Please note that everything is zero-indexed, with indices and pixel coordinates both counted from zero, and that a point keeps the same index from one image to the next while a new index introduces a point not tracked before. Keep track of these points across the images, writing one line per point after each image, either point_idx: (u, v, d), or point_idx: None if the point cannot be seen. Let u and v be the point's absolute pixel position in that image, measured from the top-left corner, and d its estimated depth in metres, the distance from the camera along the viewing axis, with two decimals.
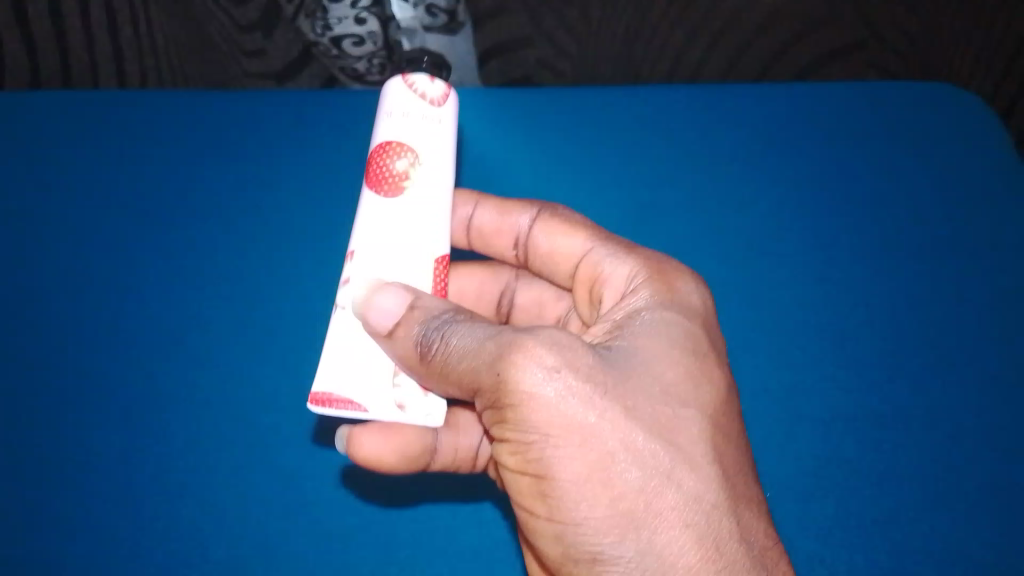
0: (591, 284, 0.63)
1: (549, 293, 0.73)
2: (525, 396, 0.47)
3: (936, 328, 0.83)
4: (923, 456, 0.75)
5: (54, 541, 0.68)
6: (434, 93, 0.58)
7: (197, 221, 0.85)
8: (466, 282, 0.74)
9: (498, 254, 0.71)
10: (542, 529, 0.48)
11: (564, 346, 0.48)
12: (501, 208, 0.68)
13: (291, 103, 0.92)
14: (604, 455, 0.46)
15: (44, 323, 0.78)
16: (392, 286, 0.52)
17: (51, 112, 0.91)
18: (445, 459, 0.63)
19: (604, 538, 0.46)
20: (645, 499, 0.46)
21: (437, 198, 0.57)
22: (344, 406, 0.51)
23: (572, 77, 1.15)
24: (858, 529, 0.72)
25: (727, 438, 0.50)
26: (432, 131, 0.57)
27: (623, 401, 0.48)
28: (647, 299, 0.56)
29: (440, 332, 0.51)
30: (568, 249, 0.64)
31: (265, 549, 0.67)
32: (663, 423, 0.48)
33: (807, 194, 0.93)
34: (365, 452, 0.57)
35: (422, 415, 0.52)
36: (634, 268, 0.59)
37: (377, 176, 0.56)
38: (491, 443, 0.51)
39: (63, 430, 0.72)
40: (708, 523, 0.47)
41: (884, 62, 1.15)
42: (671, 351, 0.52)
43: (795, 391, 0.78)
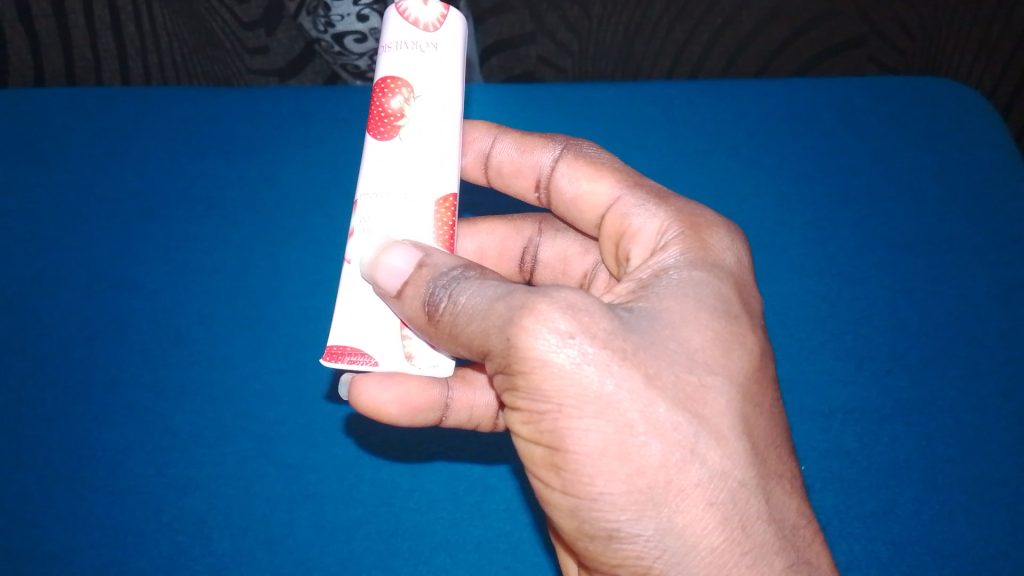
0: (617, 238, 0.62)
1: (574, 248, 0.73)
2: (537, 362, 0.45)
3: (937, 321, 0.84)
4: (924, 447, 0.76)
5: (58, 535, 0.68)
6: (427, 18, 0.56)
7: (201, 216, 0.85)
8: (486, 240, 0.73)
9: (522, 195, 0.70)
10: (557, 502, 0.48)
11: (580, 309, 0.46)
12: (522, 145, 0.68)
13: (294, 99, 0.93)
14: (621, 428, 0.45)
15: (50, 316, 0.79)
16: (400, 245, 0.52)
17: (56, 109, 0.92)
18: (459, 416, 0.63)
19: (621, 514, 0.46)
20: (665, 475, 0.45)
21: (437, 133, 0.55)
22: (355, 358, 0.53)
23: (573, 74, 1.16)
24: (862, 520, 0.71)
25: (759, 411, 0.49)
26: (428, 60, 0.56)
27: (644, 369, 0.46)
28: (678, 257, 0.54)
29: (448, 291, 0.50)
30: (594, 197, 0.64)
31: (268, 539, 0.67)
32: (689, 394, 0.46)
33: (808, 187, 0.93)
34: (368, 400, 0.57)
35: (429, 366, 0.54)
36: (665, 223, 0.57)
37: (376, 118, 0.56)
38: (505, 410, 0.50)
39: (70, 421, 0.73)
40: (733, 501, 0.46)
41: (884, 57, 1.16)
42: (699, 314, 0.50)
43: (794, 383, 0.78)
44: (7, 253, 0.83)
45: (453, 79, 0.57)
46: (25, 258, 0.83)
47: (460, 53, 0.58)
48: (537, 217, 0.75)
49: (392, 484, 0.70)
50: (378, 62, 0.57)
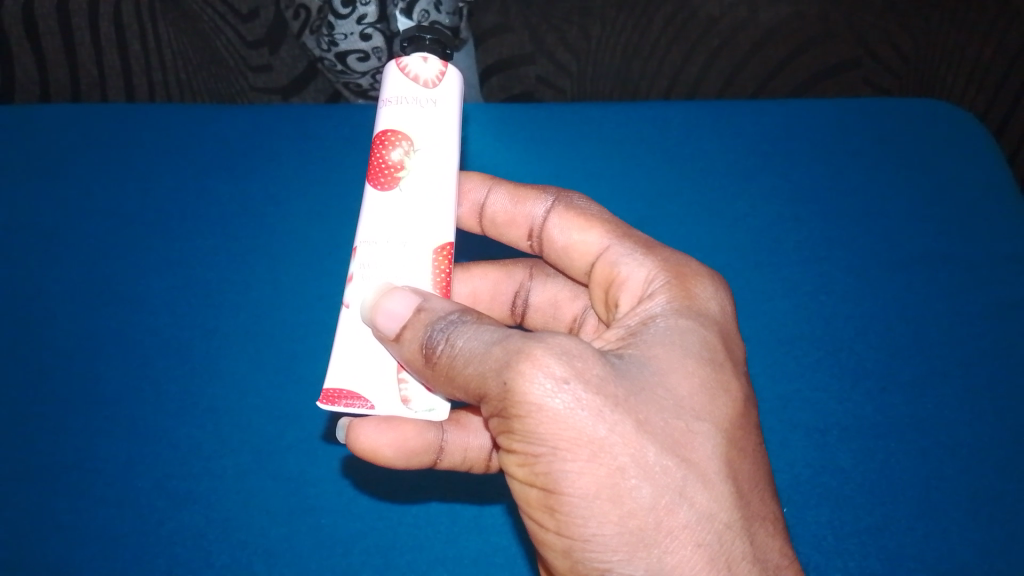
0: (607, 285, 0.63)
1: (564, 292, 0.74)
2: (533, 407, 0.46)
3: (930, 340, 0.85)
4: (919, 464, 0.76)
5: (58, 546, 0.68)
6: (427, 75, 0.58)
7: (204, 232, 0.86)
8: (479, 284, 0.74)
9: (513, 242, 0.71)
10: (550, 543, 0.49)
11: (574, 356, 0.48)
12: (515, 195, 0.68)
13: (297, 117, 0.94)
14: (613, 471, 0.46)
15: (51, 332, 0.80)
16: (401, 290, 0.53)
17: (62, 124, 0.93)
18: (453, 459, 0.63)
19: (613, 555, 0.46)
20: (655, 517, 0.46)
21: (434, 187, 0.56)
22: (350, 403, 0.53)
23: (572, 94, 1.16)
24: (856, 536, 0.72)
25: (743, 454, 0.50)
26: (427, 117, 0.57)
27: (634, 415, 0.47)
28: (665, 305, 0.56)
29: (447, 334, 0.51)
30: (585, 245, 0.65)
31: (268, 552, 0.67)
32: (677, 438, 0.48)
33: (803, 207, 0.95)
34: (365, 444, 0.58)
35: (425, 410, 0.54)
36: (652, 271, 0.59)
37: (377, 169, 0.57)
38: (499, 452, 0.51)
39: (70, 436, 0.73)
40: (718, 543, 0.47)
41: (877, 80, 1.17)
42: (685, 362, 0.51)
43: (789, 400, 0.79)
44: (11, 268, 0.84)
45: (450, 135, 0.58)
46: (28, 273, 0.84)
47: (457, 108, 0.59)
48: (528, 262, 0.76)
49: (390, 499, 0.70)
50: (377, 115, 0.58)
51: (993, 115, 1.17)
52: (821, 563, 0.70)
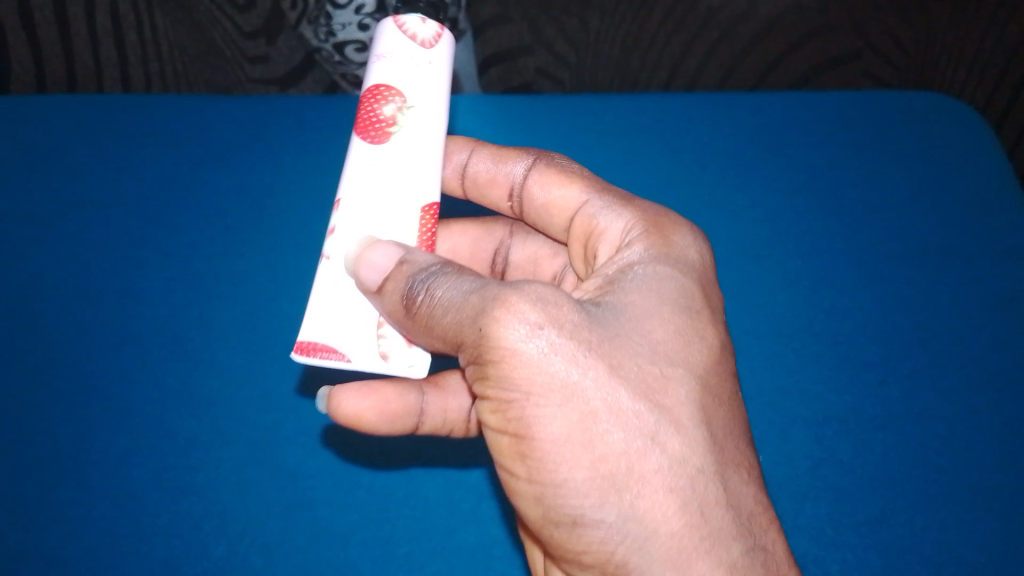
0: (586, 239, 0.63)
1: (544, 250, 0.73)
2: (507, 352, 0.46)
3: (930, 332, 0.84)
4: (918, 456, 0.76)
5: (55, 539, 0.68)
6: (424, 34, 0.58)
7: (200, 223, 0.86)
8: (459, 241, 0.75)
9: (494, 205, 0.70)
10: (522, 491, 0.48)
11: (550, 303, 0.48)
12: (497, 156, 0.67)
13: (295, 109, 0.93)
14: (586, 415, 0.46)
15: (47, 324, 0.79)
16: (381, 243, 0.52)
17: (57, 116, 0.93)
18: (434, 422, 0.63)
19: (585, 500, 0.46)
20: (627, 462, 0.46)
21: (425, 147, 0.56)
22: (327, 355, 0.52)
23: (570, 86, 1.17)
24: (856, 528, 0.72)
25: (717, 400, 0.50)
26: (421, 74, 0.57)
27: (608, 360, 0.47)
28: (643, 253, 0.55)
29: (426, 285, 0.51)
30: (564, 201, 0.65)
31: (265, 544, 0.67)
32: (651, 384, 0.48)
33: (803, 199, 0.94)
34: (345, 411, 0.58)
35: (405, 365, 0.53)
36: (631, 222, 0.59)
37: (366, 124, 0.57)
38: (474, 402, 0.51)
39: (66, 428, 0.73)
40: (691, 487, 0.46)
41: (875, 72, 1.17)
42: (661, 309, 0.51)
43: (788, 392, 0.79)
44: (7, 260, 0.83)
45: (441, 93, 0.58)
46: (24, 264, 0.83)
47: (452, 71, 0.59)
48: (509, 221, 0.76)
49: (388, 491, 0.70)
50: (368, 71, 0.58)
51: (998, 98, 1.16)
52: (821, 555, 0.70)
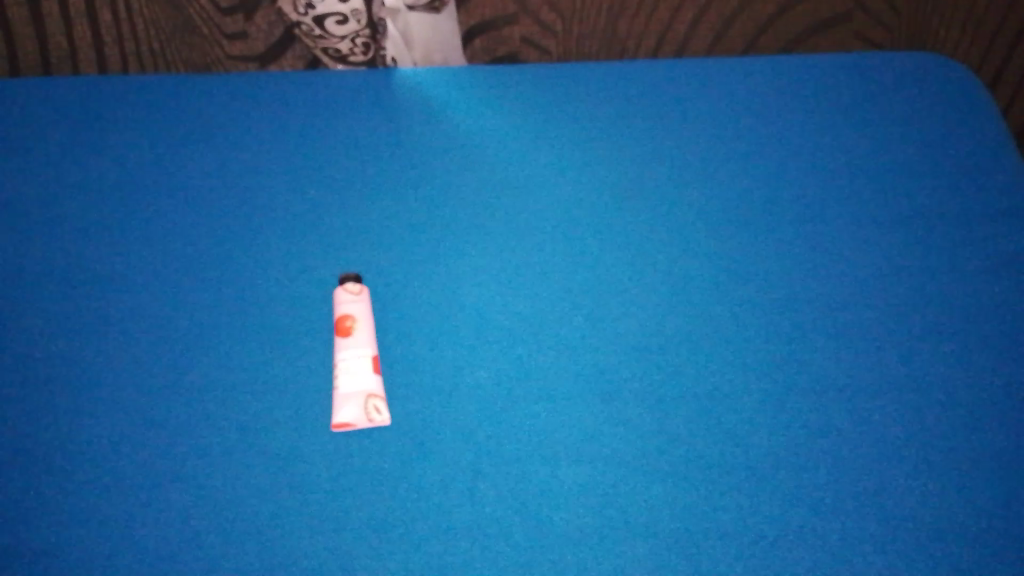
0: None
1: None
2: None
3: (924, 299, 0.84)
4: (919, 423, 0.75)
5: (30, 531, 0.63)
6: None
7: (184, 206, 0.84)
8: None
9: None
10: None
11: None
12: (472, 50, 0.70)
13: (279, 90, 0.94)
14: None
15: (23, 309, 0.76)
16: None
17: (37, 102, 0.91)
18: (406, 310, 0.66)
19: None
20: None
21: None
22: None
23: (557, 56, 1.15)
24: (863, 497, 0.70)
25: None
26: None
27: None
28: None
29: None
30: None
31: (259, 528, 0.64)
32: None
33: (795, 166, 0.93)
34: None
35: None
36: None
37: None
38: None
39: (45, 416, 0.69)
40: None
41: (869, 34, 1.14)
42: None
43: (785, 361, 0.78)
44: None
45: None
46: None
47: None
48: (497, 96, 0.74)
49: (383, 472, 0.67)
50: None
51: (990, 61, 1.17)
52: (829, 526, 0.68)
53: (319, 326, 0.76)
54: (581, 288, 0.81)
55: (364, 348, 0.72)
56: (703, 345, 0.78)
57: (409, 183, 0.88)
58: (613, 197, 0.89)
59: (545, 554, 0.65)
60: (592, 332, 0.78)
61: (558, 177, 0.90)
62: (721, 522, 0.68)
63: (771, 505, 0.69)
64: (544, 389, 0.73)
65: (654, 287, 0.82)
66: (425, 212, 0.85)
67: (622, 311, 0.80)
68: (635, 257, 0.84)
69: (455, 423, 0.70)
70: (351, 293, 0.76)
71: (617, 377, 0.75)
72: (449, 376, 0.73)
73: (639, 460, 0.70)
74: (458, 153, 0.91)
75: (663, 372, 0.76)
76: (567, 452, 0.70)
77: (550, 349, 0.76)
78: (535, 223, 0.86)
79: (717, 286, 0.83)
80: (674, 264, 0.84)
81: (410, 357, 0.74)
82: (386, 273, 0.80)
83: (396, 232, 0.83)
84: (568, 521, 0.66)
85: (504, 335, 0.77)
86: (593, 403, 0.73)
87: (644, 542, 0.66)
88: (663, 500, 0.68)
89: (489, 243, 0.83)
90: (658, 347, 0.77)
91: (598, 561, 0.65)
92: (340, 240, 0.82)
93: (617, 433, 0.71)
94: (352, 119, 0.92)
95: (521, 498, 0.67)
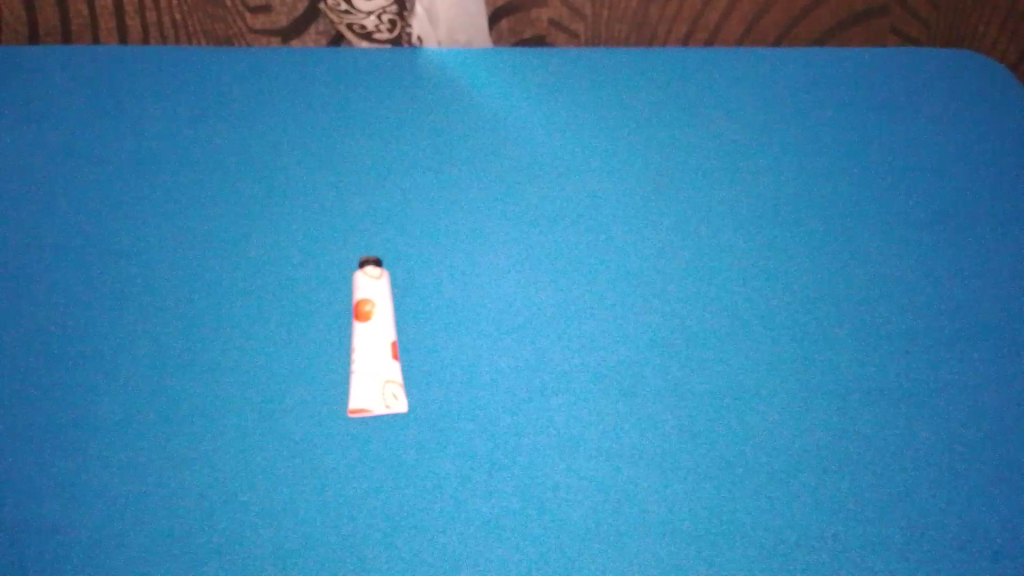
0: None
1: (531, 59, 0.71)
2: None
3: (973, 297, 0.78)
4: (973, 426, 0.68)
5: (30, 501, 0.60)
6: None
7: (203, 181, 0.83)
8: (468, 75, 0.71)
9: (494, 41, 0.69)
10: None
11: None
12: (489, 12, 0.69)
13: (304, 69, 0.94)
14: None
15: (33, 278, 0.73)
16: None
17: (60, 71, 0.90)
18: None
19: None
20: None
21: None
22: None
23: (585, 39, 1.12)
24: (913, 504, 0.63)
25: None
26: None
27: None
28: None
29: None
30: None
31: (267, 514, 0.61)
32: None
33: (829, 162, 0.90)
34: None
35: None
36: None
37: None
38: None
39: (50, 384, 0.66)
40: None
41: (905, 28, 1.11)
42: None
43: (827, 354, 0.73)
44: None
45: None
46: (9, 218, 0.78)
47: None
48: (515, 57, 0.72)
49: (398, 460, 0.64)
50: None
51: None
52: (876, 534, 0.62)
53: (337, 310, 0.74)
54: (606, 280, 0.78)
55: (384, 333, 0.71)
56: (733, 340, 0.73)
57: (431, 169, 0.86)
58: (639, 189, 0.86)
59: (562, 553, 0.60)
60: (615, 324, 0.74)
61: (583, 164, 0.88)
62: (753, 526, 0.62)
63: (811, 512, 0.63)
64: (564, 382, 0.70)
65: (682, 279, 0.78)
66: (446, 199, 0.83)
67: (647, 303, 0.76)
68: (661, 249, 0.81)
69: (473, 412, 0.67)
70: (371, 277, 0.74)
71: (641, 371, 0.71)
72: (467, 365, 0.70)
73: (663, 458, 0.65)
74: (481, 141, 0.89)
75: (688, 367, 0.71)
76: (586, 446, 0.66)
77: (572, 341, 0.73)
78: (558, 213, 0.83)
79: (749, 280, 0.79)
80: (705, 253, 0.80)
81: (429, 344, 0.72)
82: (406, 258, 0.78)
83: (416, 218, 0.81)
84: (585, 518, 0.62)
85: (524, 325, 0.73)
86: (616, 396, 0.69)
87: (667, 544, 0.60)
88: (688, 500, 0.63)
89: (512, 230, 0.81)
90: (685, 342, 0.73)
91: (617, 562, 0.59)
92: (359, 224, 0.80)
93: (640, 429, 0.67)
94: (375, 105, 0.91)
95: (537, 493, 0.63)
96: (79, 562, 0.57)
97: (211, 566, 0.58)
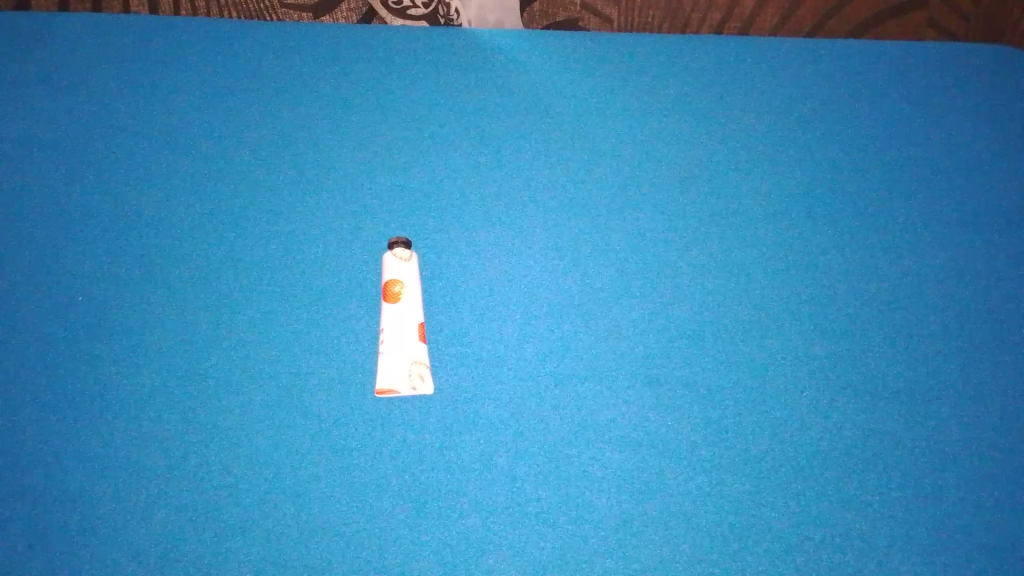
0: None
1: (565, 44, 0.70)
2: None
3: (1006, 298, 0.76)
4: (1006, 431, 0.67)
5: (60, 470, 0.60)
6: None
7: (233, 155, 0.82)
8: None
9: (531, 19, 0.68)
10: None
11: None
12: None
13: (336, 48, 0.94)
14: None
15: (65, 247, 0.73)
16: None
17: (96, 44, 0.91)
18: None
19: None
20: None
21: None
22: None
23: (618, 25, 1.03)
24: (935, 508, 0.62)
25: None
26: None
27: None
28: None
29: None
30: None
31: (292, 492, 0.60)
32: None
33: (861, 157, 0.88)
34: None
35: None
36: None
37: None
38: None
39: (80, 354, 0.67)
40: None
41: (943, 23, 1.06)
42: None
43: (858, 349, 0.71)
44: (13, 184, 0.78)
45: None
46: (39, 187, 0.78)
47: None
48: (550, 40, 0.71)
49: (424, 444, 0.63)
50: None
51: None
52: (898, 535, 0.61)
53: (365, 290, 0.73)
54: (633, 269, 0.76)
55: (412, 314, 0.69)
56: (762, 332, 0.72)
57: (460, 149, 0.85)
58: (670, 176, 0.85)
59: (583, 542, 0.59)
60: (644, 314, 0.73)
61: (614, 147, 0.87)
62: (777, 524, 0.61)
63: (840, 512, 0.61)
64: (591, 371, 0.68)
65: (712, 266, 0.77)
66: (474, 181, 0.82)
67: (675, 294, 0.74)
68: (691, 239, 0.79)
69: (500, 399, 0.66)
70: (399, 258, 0.73)
71: (667, 363, 0.69)
72: (493, 350, 0.69)
73: (689, 450, 0.64)
74: (509, 124, 0.88)
75: (714, 359, 0.70)
76: (611, 435, 0.65)
77: (599, 329, 0.71)
78: (585, 198, 0.82)
79: (782, 271, 0.77)
80: (735, 242, 0.79)
81: (456, 327, 0.71)
82: (433, 239, 0.77)
83: (444, 200, 0.80)
84: (608, 508, 0.61)
85: (552, 311, 0.72)
86: (640, 385, 0.68)
87: (691, 537, 0.59)
88: (711, 494, 0.62)
89: (541, 212, 0.80)
90: (712, 333, 0.72)
91: (639, 552, 0.59)
92: (387, 203, 0.80)
93: (666, 421, 0.66)
94: (403, 86, 0.90)
95: (559, 481, 0.62)
96: (104, 537, 0.57)
97: (237, 540, 0.58)
